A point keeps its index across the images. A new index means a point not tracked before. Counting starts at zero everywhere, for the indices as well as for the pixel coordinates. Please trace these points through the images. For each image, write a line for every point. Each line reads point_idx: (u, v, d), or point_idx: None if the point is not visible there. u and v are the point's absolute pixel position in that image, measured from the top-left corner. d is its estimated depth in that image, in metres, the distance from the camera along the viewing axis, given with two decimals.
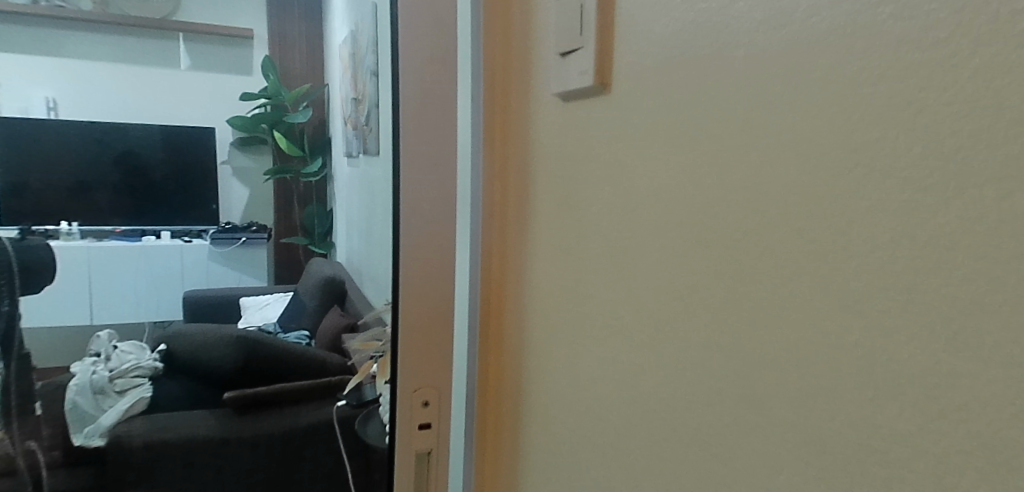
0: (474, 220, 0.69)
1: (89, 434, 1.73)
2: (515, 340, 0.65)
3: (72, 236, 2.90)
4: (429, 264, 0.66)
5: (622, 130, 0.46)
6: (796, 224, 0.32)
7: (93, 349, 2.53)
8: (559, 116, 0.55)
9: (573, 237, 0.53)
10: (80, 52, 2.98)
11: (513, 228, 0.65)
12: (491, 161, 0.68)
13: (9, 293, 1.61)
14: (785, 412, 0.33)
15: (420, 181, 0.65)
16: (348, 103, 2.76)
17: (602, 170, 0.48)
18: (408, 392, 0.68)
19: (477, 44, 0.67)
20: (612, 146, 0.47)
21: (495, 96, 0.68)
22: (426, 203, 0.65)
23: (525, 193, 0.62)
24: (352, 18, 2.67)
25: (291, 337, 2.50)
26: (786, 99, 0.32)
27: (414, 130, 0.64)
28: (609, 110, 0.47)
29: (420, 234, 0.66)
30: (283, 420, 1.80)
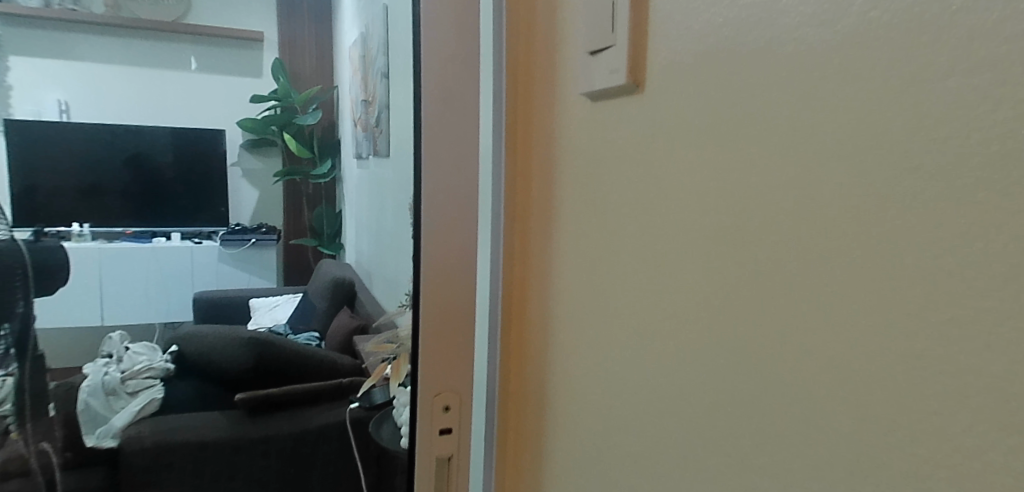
0: (496, 221, 0.68)
1: (100, 435, 1.76)
2: (539, 344, 0.65)
3: (84, 237, 2.89)
4: (451, 266, 0.66)
5: (655, 130, 0.45)
6: (850, 225, 0.31)
7: (106, 348, 2.57)
8: (586, 116, 0.54)
9: (601, 239, 0.52)
10: (92, 54, 2.98)
11: (536, 230, 0.65)
12: (512, 162, 0.68)
13: (24, 293, 1.60)
14: (839, 422, 0.32)
15: (443, 183, 0.64)
16: (359, 106, 2.76)
17: (634, 169, 0.48)
18: (429, 397, 0.68)
19: (499, 46, 0.67)
20: (643, 147, 0.46)
21: (518, 96, 0.67)
22: (449, 205, 0.65)
23: (550, 195, 0.61)
24: (362, 20, 2.68)
25: (301, 338, 2.50)
26: (837, 98, 0.32)
27: (437, 131, 0.63)
28: (642, 109, 0.47)
29: (442, 236, 0.65)
30: (295, 422, 1.80)
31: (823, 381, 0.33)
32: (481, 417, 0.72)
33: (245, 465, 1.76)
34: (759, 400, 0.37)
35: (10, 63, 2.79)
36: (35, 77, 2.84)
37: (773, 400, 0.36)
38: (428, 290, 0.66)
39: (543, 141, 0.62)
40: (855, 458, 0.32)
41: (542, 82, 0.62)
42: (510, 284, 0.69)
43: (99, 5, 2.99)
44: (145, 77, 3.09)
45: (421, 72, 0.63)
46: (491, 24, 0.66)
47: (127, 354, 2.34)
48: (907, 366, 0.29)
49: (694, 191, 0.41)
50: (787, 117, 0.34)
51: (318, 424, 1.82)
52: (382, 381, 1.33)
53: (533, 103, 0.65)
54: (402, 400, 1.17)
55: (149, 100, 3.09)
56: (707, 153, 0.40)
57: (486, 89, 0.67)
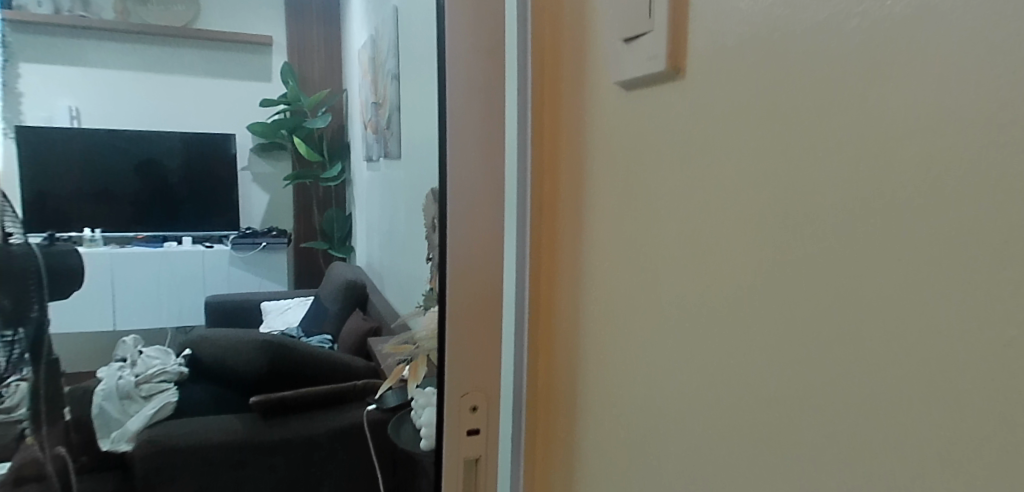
0: (522, 218, 0.67)
1: (116, 440, 1.78)
2: (569, 340, 0.64)
3: (95, 242, 2.90)
4: (479, 263, 0.64)
5: (703, 119, 0.45)
6: (930, 205, 0.31)
7: (119, 353, 2.59)
8: (619, 107, 0.53)
9: (641, 232, 0.52)
10: (101, 60, 2.97)
11: (564, 223, 0.63)
12: (539, 158, 0.66)
13: (39, 298, 1.61)
14: (922, 407, 0.32)
15: (472, 180, 0.63)
16: (369, 108, 2.76)
17: (679, 156, 0.47)
18: (456, 398, 0.66)
19: (523, 38, 0.65)
20: (689, 136, 0.46)
21: (543, 87, 0.66)
22: (479, 202, 0.63)
23: (579, 190, 0.60)
24: (371, 22, 2.68)
25: (313, 341, 2.50)
26: (911, 71, 0.32)
27: (467, 126, 0.62)
28: (683, 94, 0.46)
29: (469, 233, 0.63)
30: (311, 424, 1.80)
31: (905, 370, 0.33)
32: (510, 419, 0.71)
33: (257, 470, 1.74)
34: (828, 385, 0.37)
35: (21, 70, 2.76)
36: (47, 84, 2.81)
37: (848, 388, 0.36)
38: (457, 290, 0.64)
39: (572, 134, 0.61)
40: (941, 446, 0.31)
41: (568, 76, 0.62)
42: (537, 280, 0.68)
43: (109, 11, 2.98)
44: (155, 83, 3.09)
45: (446, 64, 0.61)
46: (515, 14, 0.65)
47: (141, 358, 2.34)
48: (1000, 350, 0.29)
49: (756, 181, 0.41)
50: (862, 100, 0.34)
51: (335, 427, 1.80)
52: (398, 384, 1.33)
53: (559, 97, 0.64)
54: (420, 401, 1.16)
55: (159, 106, 3.10)
56: (771, 141, 0.40)
57: (511, 82, 0.66)
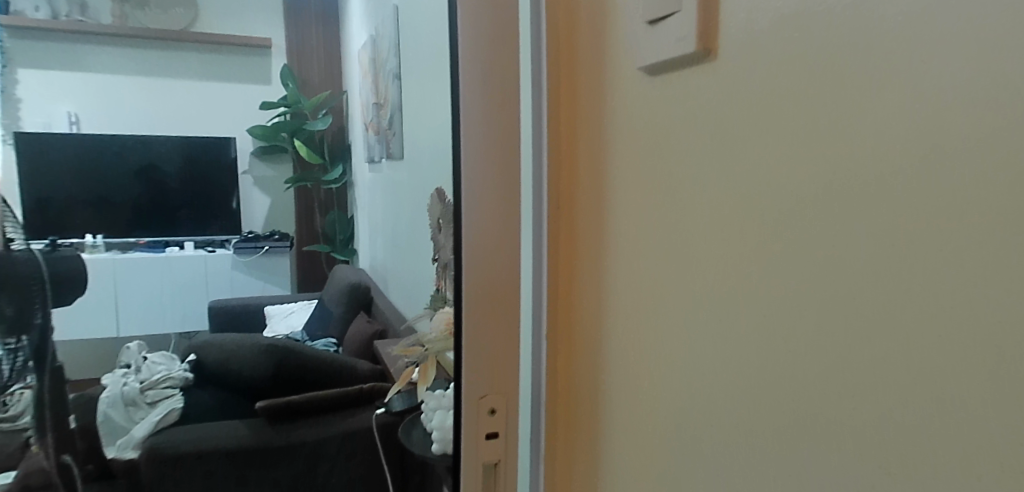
0: (539, 211, 0.65)
1: (122, 447, 1.77)
2: (591, 336, 0.62)
3: (98, 249, 2.91)
4: (496, 259, 0.62)
5: (735, 101, 0.43)
6: (996, 176, 0.30)
7: (122, 360, 2.56)
8: (643, 93, 0.52)
9: (670, 221, 0.50)
10: (99, 65, 2.96)
11: (583, 216, 0.62)
12: (556, 150, 0.65)
13: (41, 305, 1.58)
14: (996, 388, 0.31)
15: (491, 174, 0.60)
16: (370, 109, 2.73)
17: (710, 141, 0.46)
18: (475, 399, 0.64)
19: (536, 25, 0.63)
20: (721, 119, 0.44)
21: (559, 77, 0.64)
22: (498, 197, 0.61)
23: (600, 180, 0.58)
24: (372, 22, 2.66)
25: (318, 344, 2.47)
26: (968, 37, 0.31)
27: (484, 118, 0.59)
28: (714, 76, 0.45)
29: (488, 228, 0.61)
30: (318, 429, 1.77)
31: (966, 352, 0.32)
32: (528, 419, 0.69)
33: (260, 484, 1.72)
34: (878, 370, 0.36)
35: (19, 76, 2.77)
36: (47, 90, 2.83)
37: (901, 373, 0.35)
38: (475, 289, 0.62)
39: (590, 123, 0.60)
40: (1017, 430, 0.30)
41: (585, 63, 0.60)
42: (555, 276, 0.66)
43: (107, 16, 2.97)
44: (155, 88, 3.06)
45: (460, 52, 0.59)
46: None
47: (146, 363, 2.31)
48: None
49: (797, 162, 0.39)
50: (915, 74, 0.33)
51: (342, 429, 1.79)
52: (406, 387, 1.34)
53: (576, 85, 0.62)
54: (431, 404, 1.15)
55: (159, 111, 3.08)
56: (813, 119, 0.38)
57: (525, 72, 0.64)
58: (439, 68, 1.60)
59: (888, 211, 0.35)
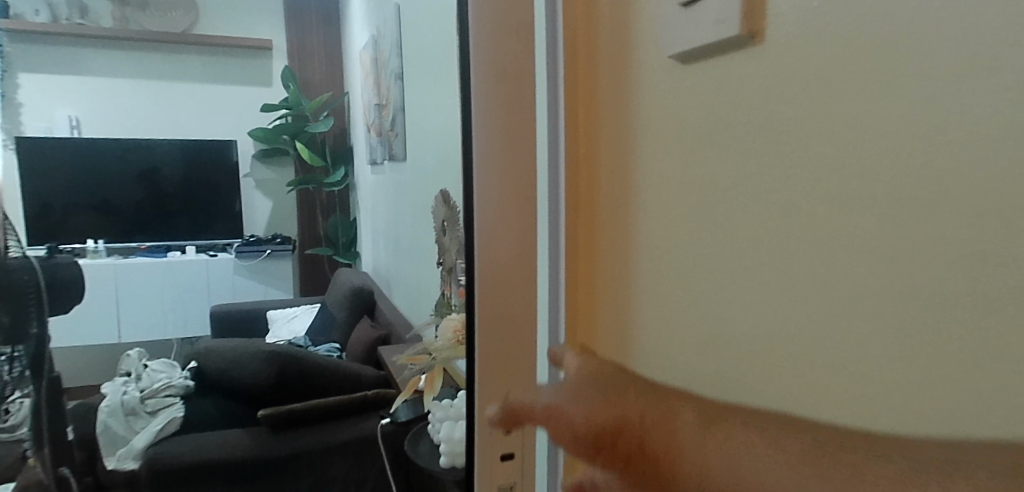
0: (554, 215, 0.58)
1: (121, 457, 1.71)
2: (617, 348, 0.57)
3: (99, 254, 2.87)
4: (509, 274, 0.54)
5: (775, 96, 0.41)
6: None
7: (122, 368, 2.52)
8: (673, 84, 0.49)
9: (704, 225, 0.46)
10: (98, 68, 2.91)
11: (610, 218, 0.57)
12: (571, 148, 0.59)
13: (38, 315, 1.53)
14: None
15: (504, 175, 0.53)
16: (372, 110, 2.69)
17: (762, 133, 0.42)
18: (488, 420, 0.59)
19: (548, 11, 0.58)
20: (763, 114, 0.42)
21: (575, 69, 0.59)
22: (513, 203, 0.54)
23: (622, 180, 0.55)
24: (373, 22, 2.62)
25: (321, 350, 2.43)
26: None
27: (500, 112, 0.52)
28: (762, 60, 0.41)
29: (503, 236, 0.54)
30: (321, 437, 1.73)
31: None
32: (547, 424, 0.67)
33: None
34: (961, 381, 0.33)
35: (20, 81, 2.75)
36: (46, 94, 2.79)
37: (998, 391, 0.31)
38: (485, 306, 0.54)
39: (609, 118, 0.56)
40: None
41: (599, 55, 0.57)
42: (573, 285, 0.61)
43: (107, 19, 2.94)
44: (155, 90, 3.02)
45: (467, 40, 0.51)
46: None
47: (146, 372, 2.27)
48: None
49: (848, 162, 0.37)
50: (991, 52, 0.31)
51: (346, 438, 1.74)
52: (411, 397, 1.31)
53: (591, 78, 0.59)
54: (439, 415, 1.11)
55: (159, 113, 3.04)
56: (865, 114, 0.36)
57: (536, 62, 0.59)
58: (441, 68, 1.55)
59: (947, 210, 0.32)
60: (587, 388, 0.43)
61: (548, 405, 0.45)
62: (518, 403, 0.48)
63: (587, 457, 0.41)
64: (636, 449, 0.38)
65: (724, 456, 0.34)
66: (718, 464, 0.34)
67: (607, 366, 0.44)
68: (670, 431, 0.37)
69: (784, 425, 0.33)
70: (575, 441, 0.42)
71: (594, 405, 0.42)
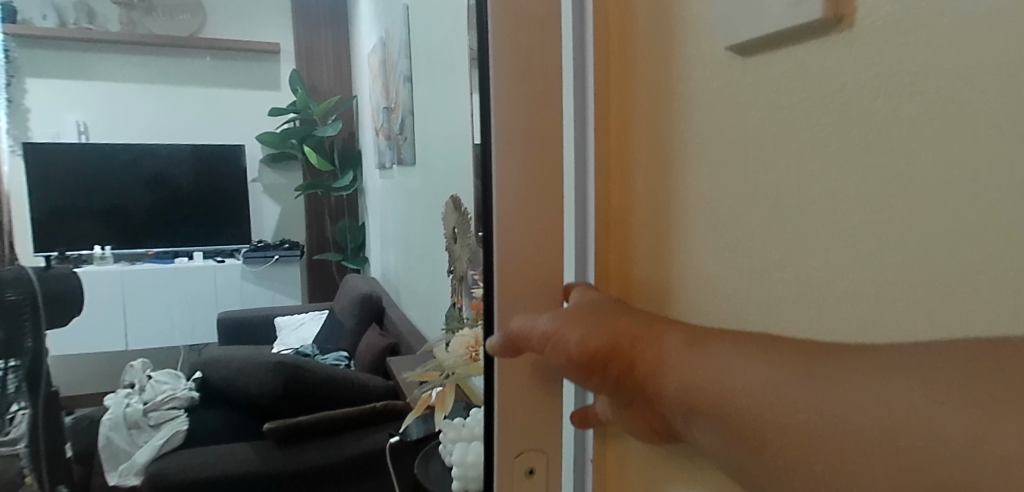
0: (583, 228, 0.51)
1: (125, 472, 1.63)
2: None
3: (106, 260, 2.82)
4: (537, 303, 0.47)
5: (884, 81, 0.32)
6: None
7: (126, 380, 2.46)
8: (727, 80, 0.40)
9: (778, 252, 0.37)
10: (109, 74, 2.87)
11: (645, 239, 0.48)
12: (603, 155, 0.51)
13: (33, 326, 1.50)
14: None
15: (516, 186, 0.45)
16: (380, 114, 2.63)
17: (856, 138, 0.33)
18: (509, 457, 0.49)
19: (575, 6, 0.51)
20: (864, 109, 0.32)
21: (610, 58, 0.51)
22: (534, 219, 0.46)
23: (668, 193, 0.46)
24: (380, 24, 2.56)
25: (328, 359, 2.37)
26: None
27: (520, 111, 0.44)
28: (853, 46, 0.33)
29: (528, 261, 0.46)
30: (328, 451, 1.67)
31: None
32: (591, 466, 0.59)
33: None
34: None
35: (28, 86, 2.70)
36: (55, 100, 2.76)
37: None
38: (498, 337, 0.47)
39: (650, 120, 0.47)
40: None
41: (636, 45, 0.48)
42: None
43: (115, 23, 2.88)
44: (163, 95, 2.97)
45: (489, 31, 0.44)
46: None
47: (150, 383, 2.21)
48: None
49: (993, 176, 0.28)
50: None
51: (355, 453, 1.68)
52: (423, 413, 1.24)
53: (624, 74, 0.50)
54: (449, 436, 1.02)
55: (168, 118, 2.99)
56: (1018, 110, 0.27)
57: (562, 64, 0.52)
58: (452, 70, 1.49)
59: None
60: (587, 312, 0.43)
61: (545, 330, 0.43)
62: (517, 331, 0.44)
63: (578, 381, 0.42)
64: (625, 369, 0.39)
65: (707, 361, 0.34)
66: (695, 375, 0.34)
67: (605, 298, 0.44)
68: (657, 347, 0.37)
69: (773, 337, 0.33)
70: (569, 365, 0.42)
71: (590, 324, 0.41)
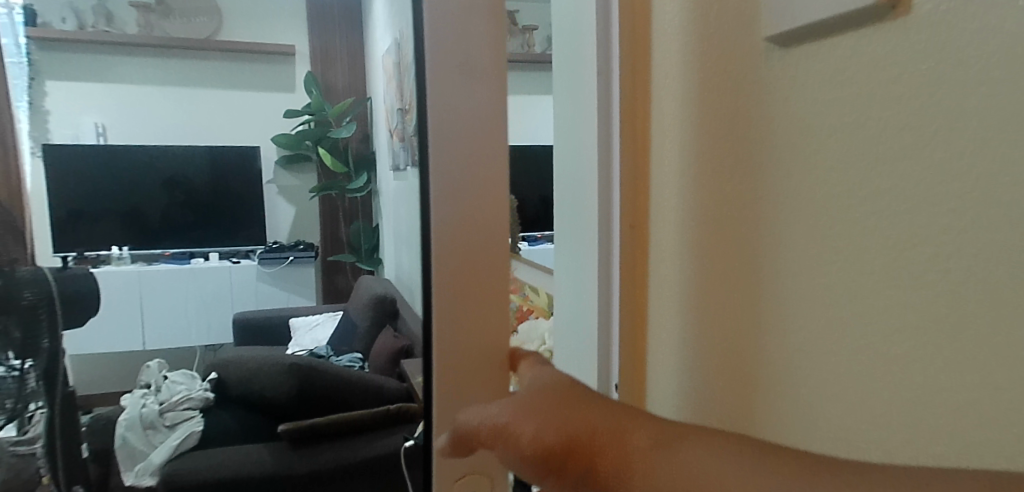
0: (606, 200, 0.59)
1: (140, 473, 1.69)
2: (698, 335, 0.54)
3: (123, 261, 2.85)
4: (471, 312, 0.45)
5: (934, 63, 0.34)
6: None
7: (143, 379, 2.50)
8: (764, 66, 0.45)
9: (810, 215, 0.42)
10: (127, 75, 2.89)
11: (680, 202, 0.54)
12: (629, 132, 0.58)
13: (50, 326, 1.49)
14: None
15: (456, 185, 0.44)
16: (394, 115, 2.65)
17: (894, 121, 0.37)
18: (449, 481, 0.48)
19: (605, 15, 0.58)
20: (914, 91, 0.35)
21: (635, 50, 0.58)
22: (485, 212, 0.45)
23: (712, 165, 0.50)
24: (395, 25, 2.57)
25: (344, 359, 2.38)
26: None
27: (459, 159, 0.43)
28: (885, 32, 0.37)
29: (465, 266, 0.45)
30: (342, 453, 1.66)
31: None
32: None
33: None
34: None
35: (48, 89, 2.75)
36: (74, 101, 2.80)
37: None
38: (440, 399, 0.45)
39: (683, 98, 0.53)
40: None
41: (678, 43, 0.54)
42: (632, 273, 0.60)
43: (132, 25, 2.89)
44: (180, 96, 2.98)
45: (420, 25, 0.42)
46: None
47: (165, 384, 2.22)
48: None
49: (1005, 150, 0.32)
50: None
51: (368, 455, 1.68)
52: None
53: (662, 63, 0.56)
54: None
55: (184, 119, 2.99)
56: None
57: (594, 56, 0.59)
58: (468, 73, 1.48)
59: None
60: (540, 399, 0.41)
61: (498, 425, 0.41)
62: (470, 427, 0.42)
63: (537, 481, 0.40)
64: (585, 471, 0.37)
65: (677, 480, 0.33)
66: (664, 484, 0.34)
67: (561, 380, 0.42)
68: (622, 450, 0.36)
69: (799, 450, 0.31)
70: (526, 464, 0.40)
71: (545, 415, 0.40)
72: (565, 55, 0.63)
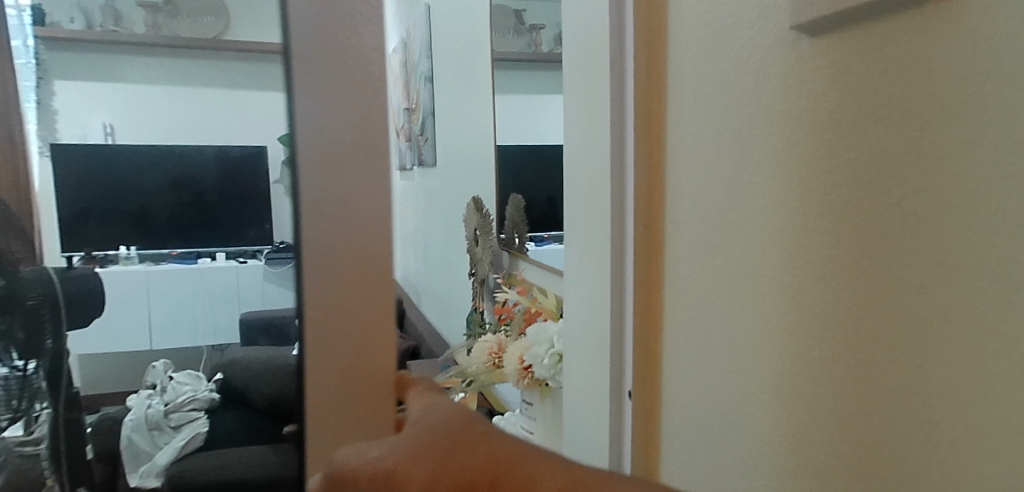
0: (629, 181, 0.88)
1: (144, 474, 1.91)
2: (696, 270, 0.81)
3: (132, 260, 2.75)
4: (365, 347, 0.69)
5: (927, 49, 0.54)
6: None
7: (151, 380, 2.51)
8: (738, 93, 0.73)
9: (771, 189, 0.69)
10: None
11: (682, 182, 0.83)
12: (644, 134, 0.88)
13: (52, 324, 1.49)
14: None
15: (321, 220, 0.67)
16: (403, 115, 2.88)
17: (789, 130, 0.67)
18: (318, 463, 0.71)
19: (620, 57, 0.88)
20: (914, 63, 0.55)
21: (652, 77, 0.87)
22: (358, 244, 0.68)
23: (714, 156, 0.77)
24: (402, 24, 2.79)
25: None
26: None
27: (330, 206, 0.67)
28: (787, 80, 0.67)
29: (346, 282, 0.68)
30: None
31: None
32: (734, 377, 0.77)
33: None
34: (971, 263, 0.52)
35: (56, 87, 2.59)
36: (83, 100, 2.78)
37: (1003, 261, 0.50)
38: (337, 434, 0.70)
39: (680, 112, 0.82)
40: None
41: (708, 54, 0.77)
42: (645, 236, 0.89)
43: None
44: None
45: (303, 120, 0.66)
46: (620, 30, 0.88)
47: (171, 383, 2.24)
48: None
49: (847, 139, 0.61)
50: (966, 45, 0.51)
51: None
52: None
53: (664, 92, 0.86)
54: None
55: None
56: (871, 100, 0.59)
57: (616, 84, 0.88)
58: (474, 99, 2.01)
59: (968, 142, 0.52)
60: (428, 440, 0.71)
61: (385, 469, 0.68)
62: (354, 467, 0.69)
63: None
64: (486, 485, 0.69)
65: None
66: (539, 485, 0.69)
67: (449, 418, 0.74)
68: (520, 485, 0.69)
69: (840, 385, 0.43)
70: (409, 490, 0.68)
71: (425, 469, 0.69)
72: (593, 90, 0.92)
